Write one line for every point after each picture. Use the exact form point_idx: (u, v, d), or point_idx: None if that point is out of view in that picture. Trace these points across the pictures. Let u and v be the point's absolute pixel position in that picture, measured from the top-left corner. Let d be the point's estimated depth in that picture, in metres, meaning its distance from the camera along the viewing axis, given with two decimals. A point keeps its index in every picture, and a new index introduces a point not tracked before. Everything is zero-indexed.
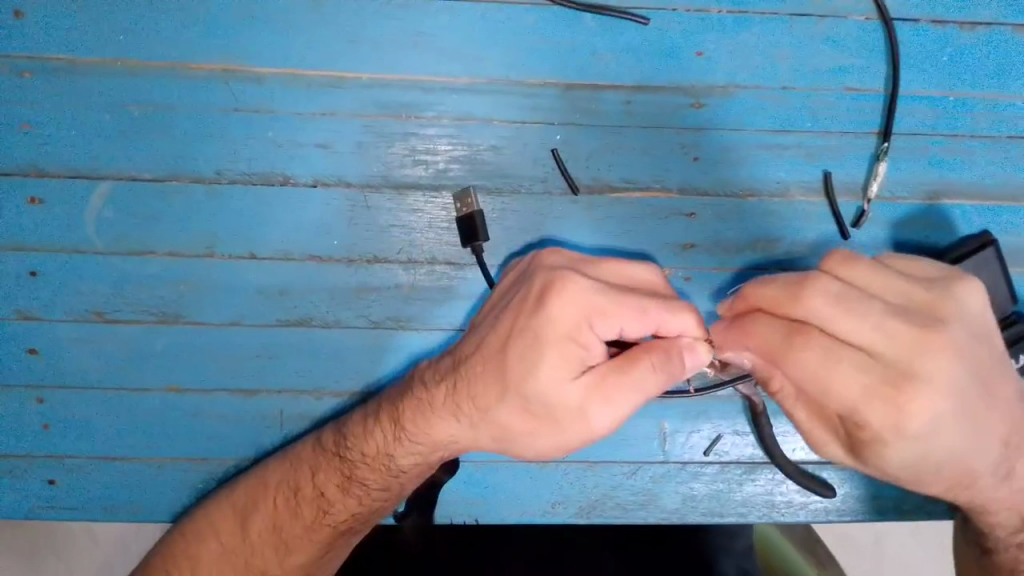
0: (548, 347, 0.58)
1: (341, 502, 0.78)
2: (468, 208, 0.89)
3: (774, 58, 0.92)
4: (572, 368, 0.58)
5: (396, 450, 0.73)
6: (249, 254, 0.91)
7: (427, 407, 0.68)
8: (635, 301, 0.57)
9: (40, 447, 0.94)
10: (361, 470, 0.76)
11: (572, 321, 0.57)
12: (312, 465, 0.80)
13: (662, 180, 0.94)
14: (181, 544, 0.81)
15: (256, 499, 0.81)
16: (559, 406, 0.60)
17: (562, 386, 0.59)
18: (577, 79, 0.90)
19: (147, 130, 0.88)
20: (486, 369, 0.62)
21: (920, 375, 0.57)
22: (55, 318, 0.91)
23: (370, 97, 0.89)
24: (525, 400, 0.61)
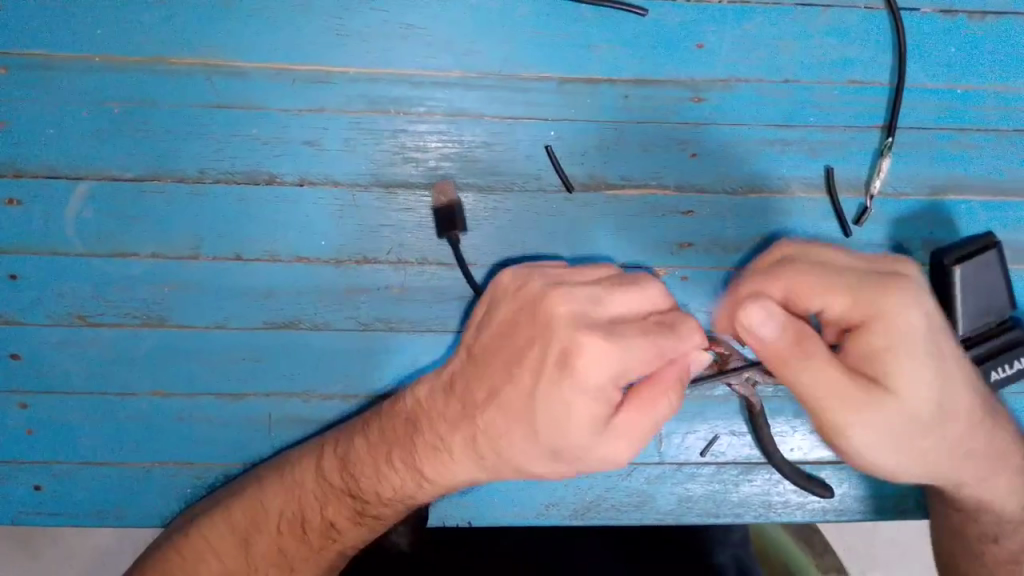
0: (577, 405, 0.57)
1: (355, 533, 0.80)
2: (446, 197, 0.86)
3: (777, 50, 0.88)
4: (600, 421, 0.58)
5: (415, 489, 0.73)
6: (234, 255, 0.89)
7: (446, 456, 0.67)
8: (660, 351, 0.57)
9: (26, 452, 0.93)
10: (375, 505, 0.77)
11: (600, 385, 0.57)
12: (318, 498, 0.80)
13: (659, 177, 0.90)
14: (177, 561, 0.81)
15: (256, 524, 0.81)
16: (586, 456, 0.60)
17: (591, 441, 0.59)
18: (572, 72, 0.87)
19: (127, 128, 0.85)
20: (507, 425, 0.61)
21: (887, 319, 0.62)
22: (36, 322, 0.89)
23: (357, 92, 0.86)
24: (549, 453, 0.61)
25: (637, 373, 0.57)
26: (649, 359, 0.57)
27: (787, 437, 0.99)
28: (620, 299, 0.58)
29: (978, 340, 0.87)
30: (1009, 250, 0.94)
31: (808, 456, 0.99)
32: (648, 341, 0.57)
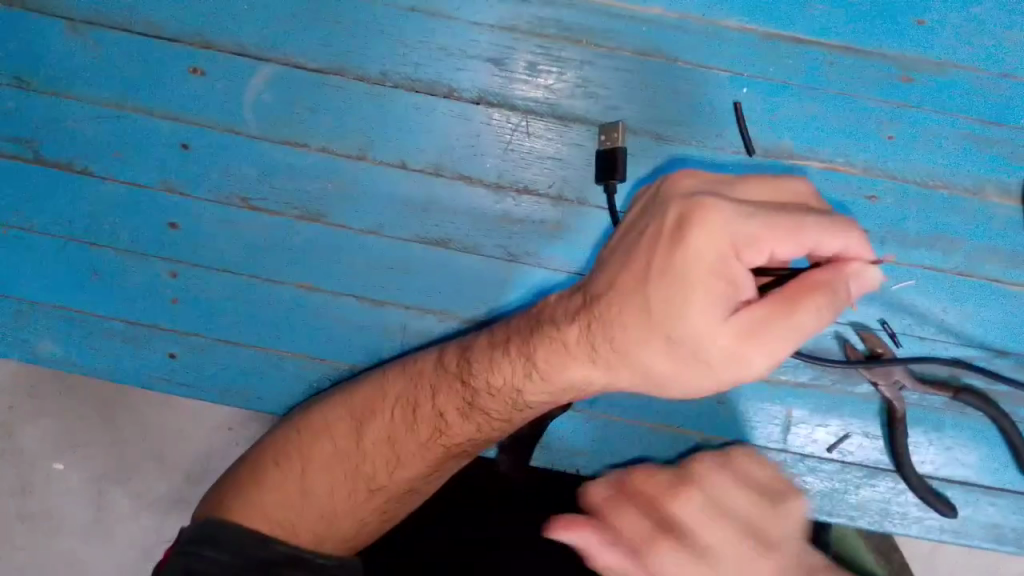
0: (698, 283, 0.64)
1: (459, 425, 0.84)
2: (613, 142, 0.84)
3: (1003, 39, 0.82)
4: (723, 307, 0.64)
5: (526, 385, 0.78)
6: (399, 163, 0.88)
7: (561, 348, 0.74)
8: (786, 223, 0.62)
9: (166, 320, 0.95)
10: (485, 399, 0.81)
11: (719, 259, 0.64)
12: (433, 385, 0.85)
13: (848, 155, 0.84)
14: (296, 440, 0.87)
15: (373, 409, 0.86)
16: (711, 349, 0.65)
17: (716, 326, 0.64)
18: (779, 29, 0.82)
19: (318, 18, 0.85)
20: (635, 320, 0.68)
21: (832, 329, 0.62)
22: (199, 196, 0.91)
23: (553, 18, 0.84)
24: (671, 341, 0.66)
25: (763, 246, 0.62)
26: (775, 232, 0.62)
27: (921, 449, 0.95)
28: (751, 185, 0.67)
29: None
30: None
31: (938, 472, 0.95)
32: (774, 214, 0.63)
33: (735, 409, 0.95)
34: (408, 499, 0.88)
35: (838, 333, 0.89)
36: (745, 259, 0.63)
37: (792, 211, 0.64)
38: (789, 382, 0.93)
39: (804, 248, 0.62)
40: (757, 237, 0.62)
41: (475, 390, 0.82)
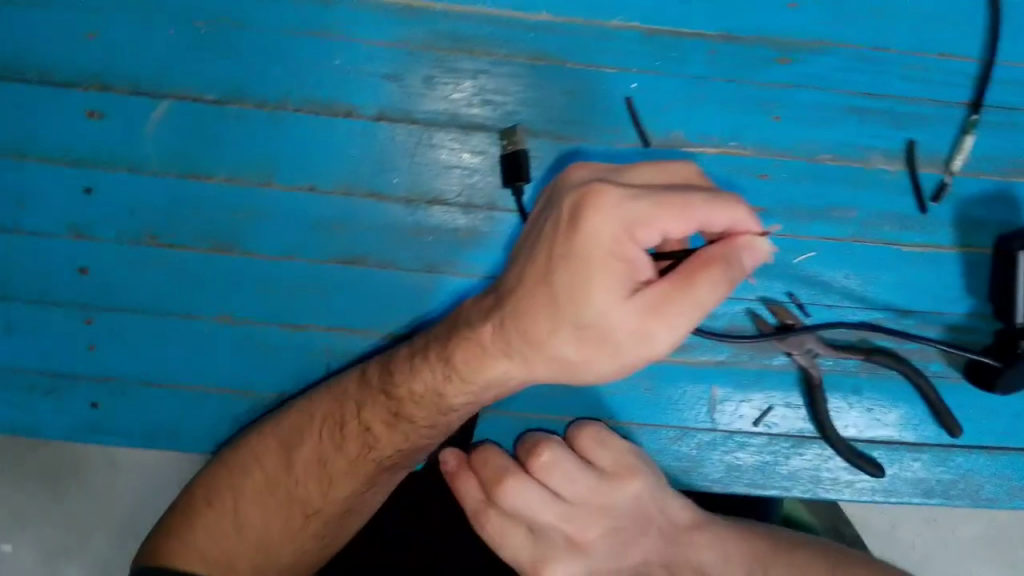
0: (597, 266, 0.65)
1: (386, 437, 0.85)
2: (514, 145, 0.85)
3: (869, 16, 0.87)
4: (622, 288, 0.65)
5: (446, 388, 0.79)
6: (308, 186, 0.89)
7: (477, 347, 0.75)
8: (675, 200, 0.63)
9: (86, 369, 0.93)
10: (409, 407, 0.83)
11: (615, 240, 0.64)
12: (357, 401, 0.86)
13: (739, 137, 0.88)
14: (229, 473, 0.88)
15: (301, 432, 0.88)
16: (615, 330, 0.66)
17: (618, 308, 0.65)
18: (661, 24, 0.86)
19: (214, 50, 0.85)
20: (541, 311, 0.68)
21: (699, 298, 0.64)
22: (108, 238, 0.89)
23: (445, 30, 0.86)
24: (578, 326, 0.67)
25: (655, 224, 0.63)
26: (666, 210, 0.63)
27: (842, 414, 0.98)
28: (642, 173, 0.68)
29: None
30: None
31: (862, 434, 0.99)
32: (664, 194, 0.64)
33: (663, 395, 0.97)
34: (347, 519, 0.89)
35: (750, 309, 0.93)
36: (639, 238, 0.64)
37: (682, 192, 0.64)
38: (710, 363, 0.96)
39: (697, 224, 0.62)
40: (648, 215, 0.63)
41: (398, 400, 0.83)
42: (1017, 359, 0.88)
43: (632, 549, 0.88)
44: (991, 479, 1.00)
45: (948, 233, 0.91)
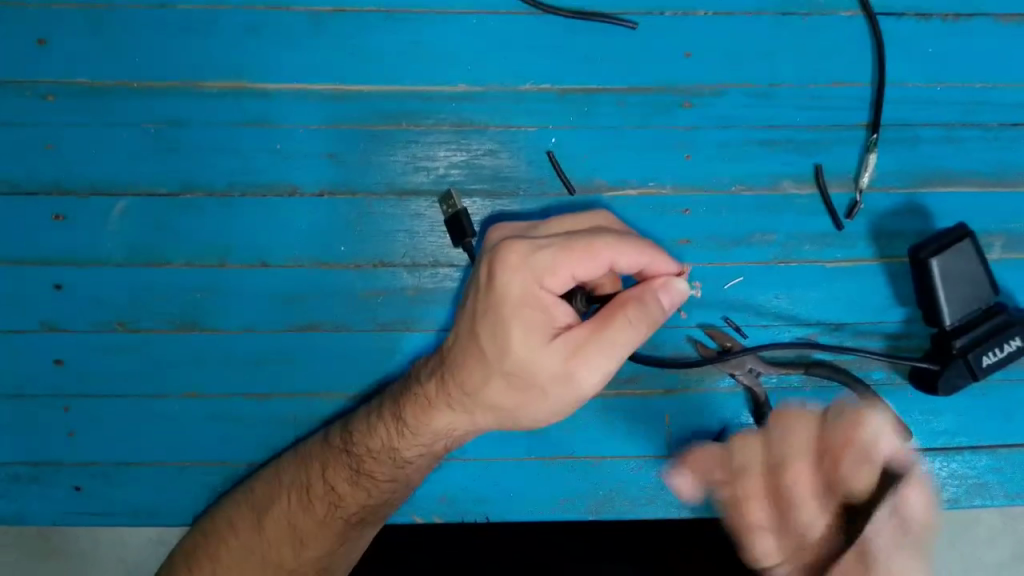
0: (513, 318, 0.70)
1: (351, 494, 0.89)
2: (453, 208, 0.89)
3: (764, 56, 0.93)
4: (541, 335, 0.70)
5: (399, 442, 0.85)
6: (260, 262, 0.95)
7: (425, 402, 0.81)
8: (579, 246, 0.69)
9: (69, 456, 0.99)
10: (369, 463, 0.87)
11: (526, 291, 0.69)
12: (322, 462, 0.91)
13: (656, 178, 0.95)
14: (205, 543, 0.92)
15: (271, 497, 0.92)
16: (540, 374, 0.71)
17: (539, 353, 0.70)
18: (570, 83, 0.93)
19: (162, 148, 0.92)
20: (471, 365, 0.75)
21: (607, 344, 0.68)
22: (79, 329, 0.95)
23: (373, 107, 0.92)
24: (505, 371, 0.72)
25: (562, 270, 0.68)
26: (573, 256, 0.68)
27: None
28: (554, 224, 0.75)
29: (965, 327, 0.92)
30: (1001, 239, 0.98)
31: None
32: (569, 241, 0.69)
33: (620, 429, 1.01)
34: None
35: (692, 337, 0.99)
36: (550, 286, 0.69)
37: (588, 237, 0.70)
38: (661, 392, 1.00)
39: (603, 266, 0.69)
40: (555, 263, 0.69)
41: (358, 456, 0.88)
42: (952, 358, 0.93)
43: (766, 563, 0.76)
44: (950, 479, 1.03)
45: (864, 246, 0.98)
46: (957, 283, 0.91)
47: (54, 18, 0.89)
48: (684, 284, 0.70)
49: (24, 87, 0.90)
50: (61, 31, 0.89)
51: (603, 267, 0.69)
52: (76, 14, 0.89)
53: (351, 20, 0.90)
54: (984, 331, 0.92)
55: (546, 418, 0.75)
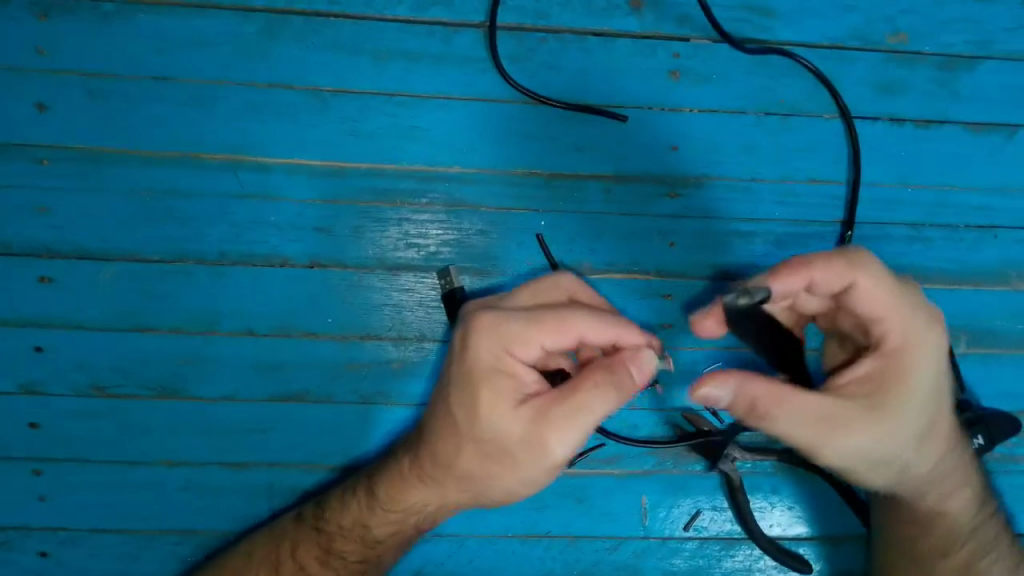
0: (482, 386, 0.69)
1: (320, 574, 0.89)
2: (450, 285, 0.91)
3: (745, 152, 0.97)
4: (508, 400, 0.68)
5: (371, 518, 0.86)
6: (247, 330, 0.95)
7: (397, 478, 0.83)
8: (550, 317, 0.68)
9: (37, 520, 0.97)
10: (339, 541, 0.88)
11: (494, 358, 0.68)
12: (292, 541, 0.90)
13: (640, 264, 0.98)
14: None
15: (240, 574, 0.89)
16: (509, 439, 0.68)
17: (506, 419, 0.68)
18: (560, 169, 0.96)
19: (156, 214, 0.93)
20: (442, 432, 0.74)
21: (573, 414, 0.65)
22: (58, 392, 0.94)
23: (367, 184, 0.94)
24: (475, 439, 0.71)
25: (531, 339, 0.68)
26: (541, 327, 0.68)
27: (766, 513, 1.05)
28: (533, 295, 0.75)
29: None
30: (965, 334, 1.03)
31: (787, 532, 1.05)
32: (542, 312, 0.69)
33: (596, 507, 1.03)
34: None
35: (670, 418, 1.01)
36: (519, 354, 0.68)
37: (558, 309, 0.69)
38: (638, 473, 1.02)
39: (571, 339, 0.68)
40: (523, 333, 0.68)
41: (329, 533, 0.89)
42: None
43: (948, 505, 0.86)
44: None
45: None
46: None
47: (55, 85, 0.90)
48: (655, 356, 0.69)
49: (19, 149, 0.91)
50: (62, 96, 0.90)
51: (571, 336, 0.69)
52: (77, 82, 0.90)
53: (351, 99, 0.93)
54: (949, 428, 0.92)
55: (522, 491, 0.72)
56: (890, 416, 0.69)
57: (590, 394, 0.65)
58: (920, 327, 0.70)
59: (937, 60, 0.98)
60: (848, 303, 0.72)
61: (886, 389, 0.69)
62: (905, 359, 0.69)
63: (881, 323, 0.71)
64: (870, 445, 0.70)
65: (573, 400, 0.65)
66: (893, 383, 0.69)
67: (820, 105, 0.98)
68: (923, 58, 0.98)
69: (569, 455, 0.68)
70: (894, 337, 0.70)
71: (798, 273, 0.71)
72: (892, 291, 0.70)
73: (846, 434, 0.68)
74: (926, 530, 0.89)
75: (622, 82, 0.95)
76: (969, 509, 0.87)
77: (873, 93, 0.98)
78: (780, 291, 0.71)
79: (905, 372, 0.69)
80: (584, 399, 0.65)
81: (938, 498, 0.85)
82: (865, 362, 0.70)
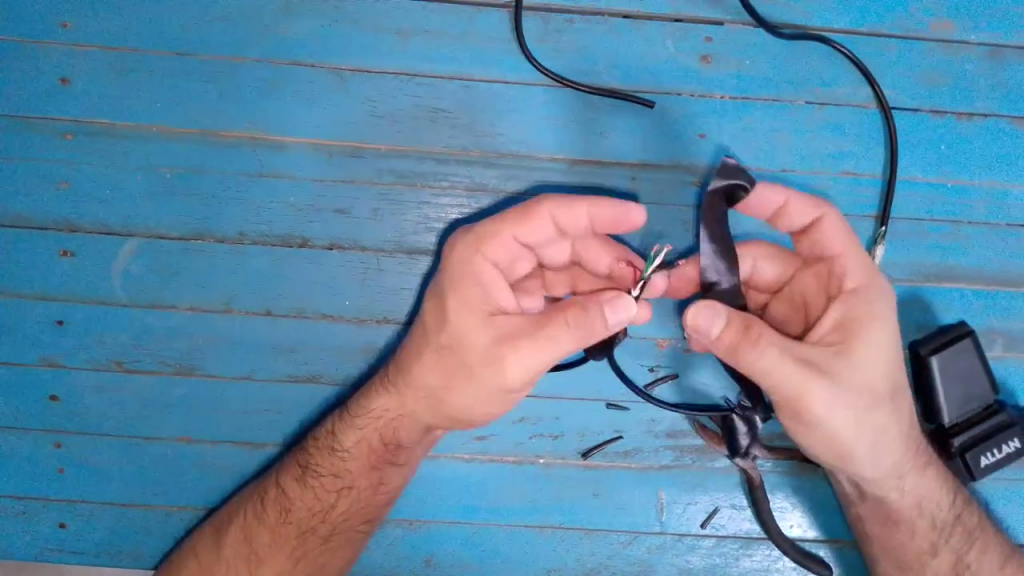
0: (454, 294, 0.69)
1: (299, 496, 0.84)
2: None
3: (775, 142, 0.94)
4: (476, 312, 0.68)
5: (342, 428, 0.83)
6: (264, 310, 0.95)
7: (369, 387, 0.81)
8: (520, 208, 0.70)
9: (54, 491, 0.98)
10: (315, 454, 0.84)
11: (469, 264, 0.68)
12: (277, 470, 0.87)
13: (664, 255, 0.95)
14: (174, 564, 0.89)
15: (230, 515, 0.88)
16: (471, 352, 0.68)
17: (474, 329, 0.68)
18: (584, 155, 0.93)
19: (178, 191, 0.92)
20: (415, 338, 0.74)
21: (536, 338, 0.65)
22: (77, 366, 0.95)
23: (388, 166, 0.93)
24: (444, 348, 0.70)
25: (502, 230, 0.69)
26: (513, 222, 0.69)
27: (786, 513, 1.02)
28: None
29: (964, 426, 0.88)
30: (1004, 337, 0.98)
31: (807, 533, 1.02)
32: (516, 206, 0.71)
33: (610, 500, 1.01)
34: None
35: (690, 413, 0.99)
36: (492, 256, 0.69)
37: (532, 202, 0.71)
38: (654, 466, 1.00)
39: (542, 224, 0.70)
40: (496, 231, 0.69)
41: (306, 450, 0.85)
42: (951, 456, 0.88)
43: (928, 484, 0.81)
44: None
45: None
46: (956, 384, 0.87)
47: (81, 60, 0.91)
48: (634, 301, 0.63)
49: (46, 124, 0.91)
50: (88, 72, 0.91)
51: (542, 227, 0.70)
52: (104, 58, 0.91)
53: (374, 79, 0.92)
54: (985, 429, 0.88)
55: (478, 413, 0.71)
56: (864, 362, 0.67)
57: (552, 325, 0.64)
58: (872, 273, 0.71)
59: (982, 50, 0.95)
60: (814, 242, 0.73)
61: (855, 334, 0.68)
62: (868, 300, 0.69)
63: (841, 264, 0.71)
64: (853, 397, 0.68)
65: (537, 326, 0.65)
66: (862, 325, 0.68)
67: (857, 94, 0.94)
68: (966, 49, 0.94)
69: (527, 382, 0.67)
70: (852, 280, 0.70)
71: (776, 194, 0.72)
72: (851, 237, 0.71)
73: (827, 381, 0.67)
74: (906, 528, 0.82)
75: (650, 67, 0.93)
76: (942, 498, 0.82)
77: (915, 82, 0.94)
78: (754, 203, 0.73)
79: (869, 309, 0.68)
80: (548, 327, 0.64)
81: (908, 483, 0.80)
82: (831, 312, 0.69)
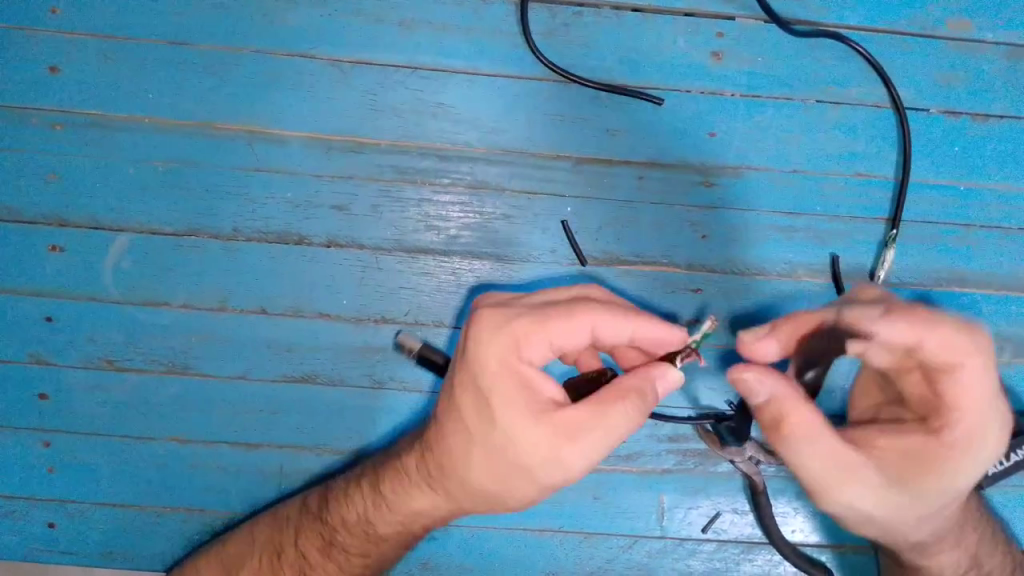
0: (494, 396, 0.58)
1: (321, 566, 0.79)
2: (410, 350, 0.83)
3: (785, 141, 0.92)
4: (527, 411, 0.58)
5: (375, 515, 0.75)
6: (260, 308, 0.92)
7: (404, 478, 0.71)
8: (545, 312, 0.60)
9: (44, 491, 0.96)
10: (341, 534, 0.78)
11: (503, 363, 0.58)
12: (296, 527, 0.83)
13: (670, 256, 0.93)
14: None
15: (242, 564, 0.84)
16: (529, 454, 0.58)
17: (528, 433, 0.57)
18: (591, 154, 0.91)
19: (171, 185, 0.90)
20: (450, 438, 0.62)
21: (601, 436, 0.57)
22: (67, 364, 0.93)
23: (388, 163, 0.90)
24: (489, 452, 0.60)
25: (534, 339, 0.59)
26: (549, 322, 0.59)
27: (788, 518, 1.01)
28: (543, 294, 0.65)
29: None
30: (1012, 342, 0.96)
31: (809, 538, 1.01)
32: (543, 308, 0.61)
33: (611, 504, 0.99)
34: None
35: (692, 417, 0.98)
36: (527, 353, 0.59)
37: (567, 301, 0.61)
38: (656, 470, 0.99)
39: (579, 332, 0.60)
40: (529, 330, 0.59)
41: (330, 524, 0.79)
42: None
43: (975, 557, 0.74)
44: None
45: None
46: None
47: (72, 49, 0.88)
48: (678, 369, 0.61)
49: (35, 114, 0.88)
50: (77, 61, 0.88)
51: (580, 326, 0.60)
52: (95, 47, 0.88)
53: (375, 72, 0.89)
54: None
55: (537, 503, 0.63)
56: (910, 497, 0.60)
57: (611, 420, 0.57)
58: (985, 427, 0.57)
59: (1000, 50, 0.92)
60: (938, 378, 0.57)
61: (918, 479, 0.59)
62: (958, 458, 0.57)
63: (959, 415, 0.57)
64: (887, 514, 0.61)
65: (598, 424, 0.57)
66: (929, 475, 0.58)
67: (871, 94, 0.92)
68: (982, 48, 0.92)
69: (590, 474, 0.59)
70: (959, 431, 0.57)
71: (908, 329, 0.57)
72: (993, 391, 0.56)
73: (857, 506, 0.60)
74: None
75: (659, 63, 0.90)
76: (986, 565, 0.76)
77: (930, 83, 0.92)
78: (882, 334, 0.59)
79: (945, 467, 0.58)
80: (608, 421, 0.57)
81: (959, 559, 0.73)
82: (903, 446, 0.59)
